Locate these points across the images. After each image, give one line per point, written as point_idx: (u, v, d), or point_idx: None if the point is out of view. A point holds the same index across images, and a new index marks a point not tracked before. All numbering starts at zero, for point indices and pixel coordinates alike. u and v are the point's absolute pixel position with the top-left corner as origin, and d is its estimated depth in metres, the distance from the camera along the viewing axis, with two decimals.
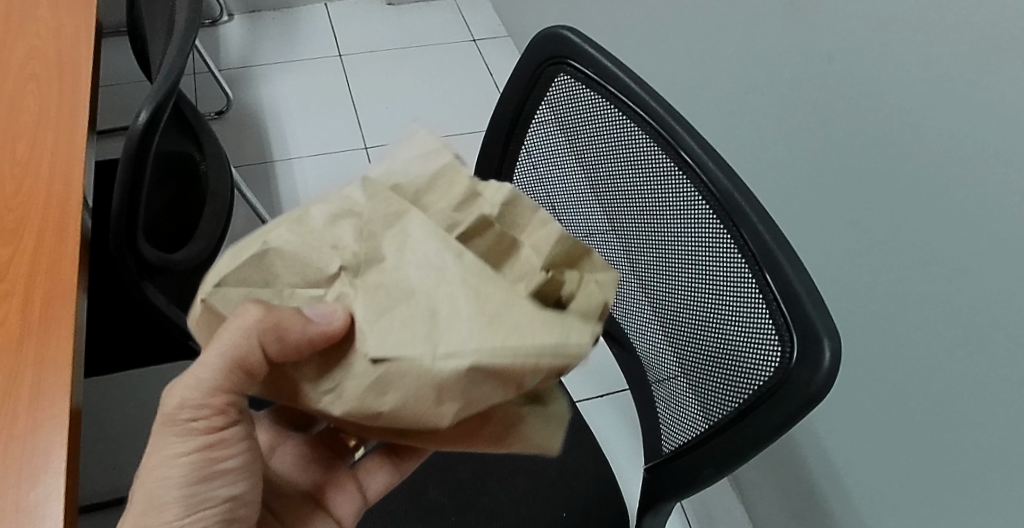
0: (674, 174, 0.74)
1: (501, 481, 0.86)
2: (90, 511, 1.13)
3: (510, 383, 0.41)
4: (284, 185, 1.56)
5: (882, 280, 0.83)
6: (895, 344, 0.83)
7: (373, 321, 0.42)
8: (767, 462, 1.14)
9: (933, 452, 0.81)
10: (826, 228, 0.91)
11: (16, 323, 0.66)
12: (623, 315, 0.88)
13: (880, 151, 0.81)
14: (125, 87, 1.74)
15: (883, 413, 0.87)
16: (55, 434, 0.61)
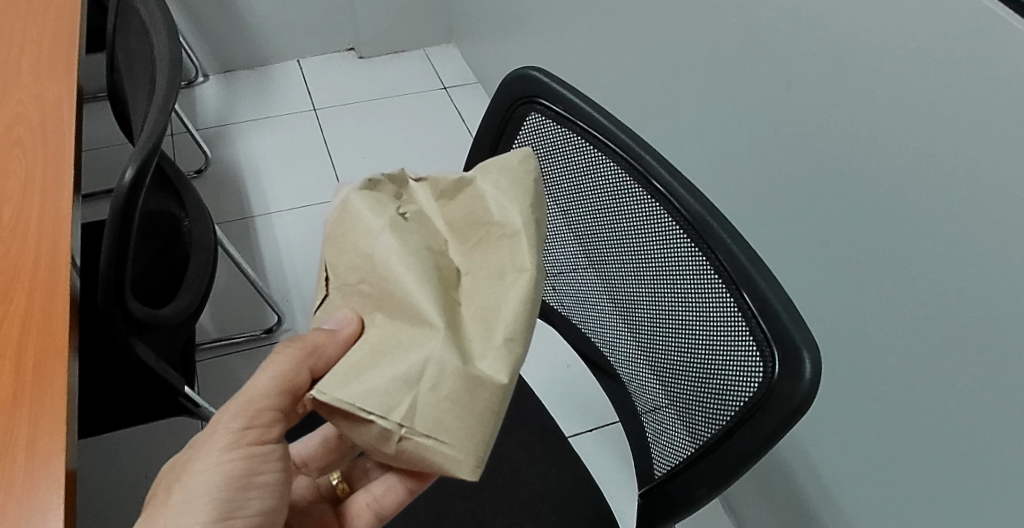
0: (649, 204, 0.77)
1: (499, 517, 0.87)
2: None
3: (496, 267, 0.54)
4: (264, 239, 1.57)
5: (859, 291, 0.87)
6: (879, 354, 0.86)
7: (378, 363, 0.52)
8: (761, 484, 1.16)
9: (930, 457, 0.83)
10: (805, 245, 0.93)
11: (11, 385, 0.67)
12: (607, 345, 0.89)
13: (843, 171, 0.85)
14: (108, 151, 1.76)
15: (875, 422, 0.90)
16: (54, 493, 0.61)
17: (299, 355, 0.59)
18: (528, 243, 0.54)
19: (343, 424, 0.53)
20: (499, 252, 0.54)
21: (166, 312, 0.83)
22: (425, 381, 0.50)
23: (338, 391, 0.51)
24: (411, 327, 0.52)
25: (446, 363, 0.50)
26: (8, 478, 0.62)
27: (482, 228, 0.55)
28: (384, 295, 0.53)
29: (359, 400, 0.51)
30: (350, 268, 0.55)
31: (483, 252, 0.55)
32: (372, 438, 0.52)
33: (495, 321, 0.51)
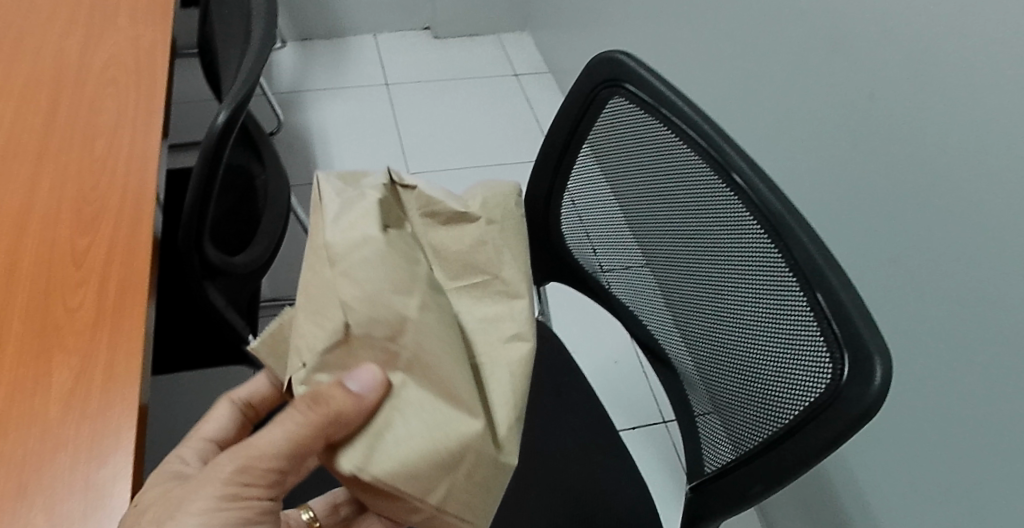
0: (725, 195, 0.76)
1: (543, 497, 0.87)
2: None
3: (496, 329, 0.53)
4: None
5: (931, 309, 0.85)
6: (946, 375, 0.84)
7: (408, 437, 0.48)
8: (805, 499, 1.14)
9: (988, 482, 0.81)
10: (878, 257, 0.92)
11: (92, 310, 0.69)
12: (665, 338, 0.89)
13: (930, 184, 0.83)
14: (186, 106, 1.80)
15: (933, 445, 0.87)
16: (126, 416, 0.63)
17: (321, 422, 0.48)
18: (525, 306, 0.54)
19: (371, 496, 0.50)
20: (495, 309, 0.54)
21: (239, 260, 0.84)
22: (465, 465, 0.49)
23: (374, 465, 0.47)
24: (441, 407, 0.49)
25: (484, 449, 0.49)
26: (84, 397, 0.64)
27: (484, 277, 0.54)
28: (405, 357, 0.49)
29: (396, 478, 0.47)
30: (372, 319, 0.48)
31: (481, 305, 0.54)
32: (399, 510, 0.50)
33: (510, 397, 0.51)
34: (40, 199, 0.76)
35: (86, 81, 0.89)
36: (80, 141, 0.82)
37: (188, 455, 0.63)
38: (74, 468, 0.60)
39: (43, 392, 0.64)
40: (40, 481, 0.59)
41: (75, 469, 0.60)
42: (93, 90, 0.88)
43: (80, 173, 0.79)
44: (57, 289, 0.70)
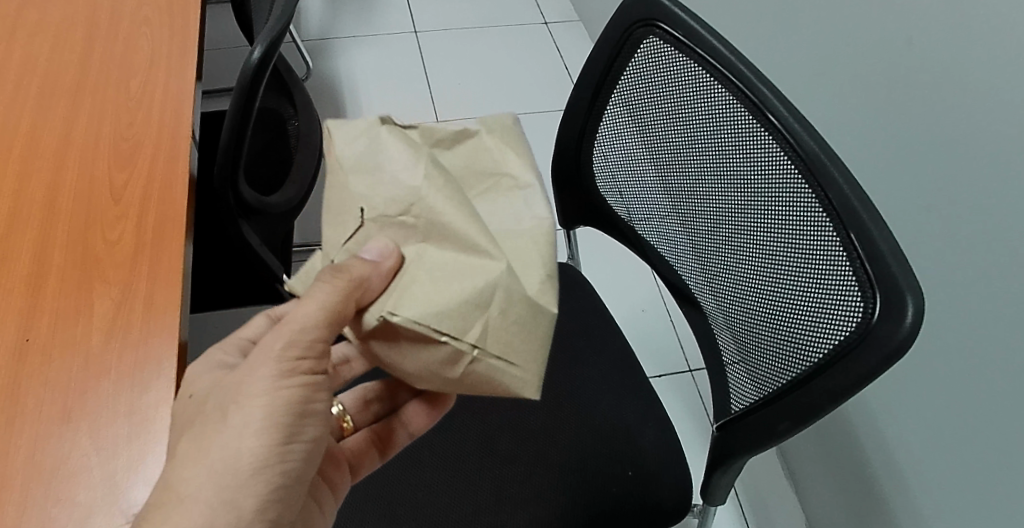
0: (759, 136, 0.75)
1: (569, 436, 0.88)
2: None
3: (518, 210, 0.51)
4: None
5: (960, 258, 0.84)
6: (972, 324, 0.84)
7: (433, 285, 0.49)
8: (829, 447, 1.14)
9: (1007, 435, 0.81)
10: (910, 205, 0.90)
11: (130, 244, 0.70)
12: (695, 281, 0.89)
13: (966, 128, 0.81)
14: (217, 53, 1.80)
15: (957, 394, 0.87)
16: (167, 345, 0.65)
17: (342, 287, 0.51)
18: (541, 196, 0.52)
19: (411, 352, 0.50)
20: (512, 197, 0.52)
21: (273, 200, 0.86)
22: (499, 307, 0.49)
23: (409, 310, 0.49)
24: (467, 259, 0.49)
25: (512, 289, 0.49)
26: (126, 326, 0.65)
27: (492, 175, 0.52)
28: (426, 231, 0.50)
29: (431, 318, 0.49)
30: (389, 199, 0.51)
31: (504, 200, 0.52)
32: (440, 361, 0.50)
33: (528, 259, 0.50)
34: (78, 136, 0.77)
35: (119, 21, 0.89)
36: (115, 79, 0.83)
37: (227, 351, 0.63)
38: (117, 393, 0.62)
39: (85, 321, 0.66)
40: (85, 405, 0.61)
41: (119, 394, 0.62)
42: (126, 30, 0.88)
43: (117, 111, 0.80)
44: (98, 222, 0.71)
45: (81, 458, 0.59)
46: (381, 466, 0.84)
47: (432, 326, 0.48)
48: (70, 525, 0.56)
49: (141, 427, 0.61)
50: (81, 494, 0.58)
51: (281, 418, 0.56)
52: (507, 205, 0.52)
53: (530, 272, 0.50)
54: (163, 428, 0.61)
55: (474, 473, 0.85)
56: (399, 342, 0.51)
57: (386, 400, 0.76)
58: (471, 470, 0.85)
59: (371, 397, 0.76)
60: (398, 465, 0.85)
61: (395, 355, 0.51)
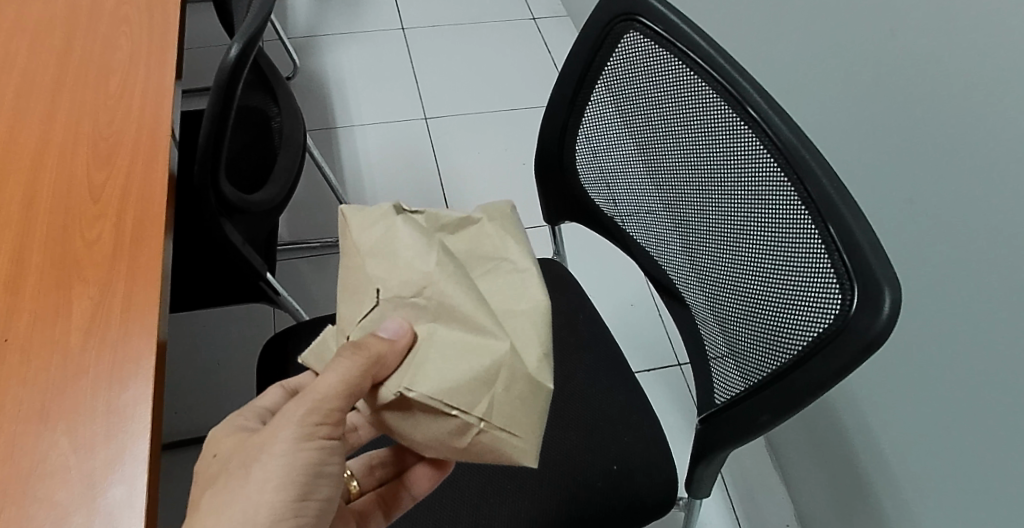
0: (739, 130, 0.75)
1: (554, 430, 0.88)
2: (174, 447, 1.24)
3: (519, 294, 0.52)
4: (345, 150, 1.59)
5: (944, 246, 0.84)
6: (957, 312, 0.84)
7: (441, 364, 0.51)
8: (818, 438, 1.14)
9: (992, 424, 0.81)
10: (894, 196, 0.90)
11: (110, 244, 0.70)
12: (678, 275, 0.89)
13: (947, 116, 0.82)
14: (204, 51, 1.80)
15: (943, 383, 0.87)
16: (145, 345, 0.65)
17: (356, 366, 0.52)
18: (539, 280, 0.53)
19: (420, 429, 0.52)
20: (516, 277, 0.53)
21: (256, 199, 0.86)
22: (503, 381, 0.51)
23: (421, 388, 0.51)
24: (474, 339, 0.51)
25: (516, 367, 0.51)
26: (105, 325, 0.66)
27: (494, 260, 0.53)
28: (434, 313, 0.52)
29: (437, 396, 0.50)
30: (403, 282, 0.52)
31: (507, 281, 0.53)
32: (447, 434, 0.52)
33: (529, 338, 0.51)
34: (57, 135, 0.77)
35: (98, 19, 0.89)
36: (94, 78, 0.83)
37: (248, 418, 0.65)
38: (96, 392, 0.62)
39: (63, 321, 0.66)
40: (63, 405, 0.62)
41: (97, 393, 0.62)
42: (106, 28, 0.88)
43: (96, 109, 0.80)
44: (77, 222, 0.71)
45: (60, 459, 0.59)
46: None
47: (440, 401, 0.50)
48: (48, 524, 0.56)
49: (119, 426, 0.61)
50: (61, 495, 0.58)
51: (299, 478, 0.57)
52: (512, 285, 0.52)
53: (531, 350, 0.51)
54: (142, 427, 0.61)
55: (459, 468, 0.85)
56: (410, 416, 0.53)
57: (391, 466, 0.75)
58: (455, 466, 0.85)
59: (377, 462, 0.75)
60: None
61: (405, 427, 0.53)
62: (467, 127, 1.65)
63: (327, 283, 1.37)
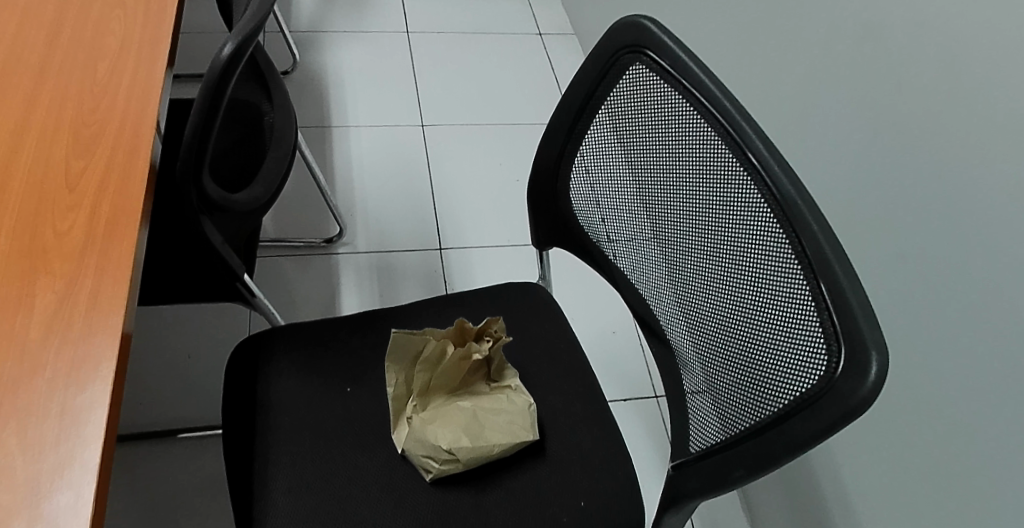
0: (737, 175, 0.73)
1: (528, 459, 0.86)
2: (136, 439, 1.22)
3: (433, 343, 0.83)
4: (338, 149, 1.57)
5: (944, 307, 0.84)
6: (951, 374, 0.84)
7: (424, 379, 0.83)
8: (798, 487, 1.14)
9: (982, 490, 0.80)
10: (898, 253, 0.91)
11: (81, 235, 0.68)
12: (666, 314, 0.87)
13: (956, 180, 0.82)
14: (202, 37, 1.78)
15: (931, 443, 0.87)
16: (108, 344, 0.63)
17: None
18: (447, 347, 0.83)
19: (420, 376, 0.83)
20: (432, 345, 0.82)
21: (239, 198, 0.83)
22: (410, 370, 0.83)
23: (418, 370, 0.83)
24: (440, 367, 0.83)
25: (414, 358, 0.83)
26: (68, 321, 0.63)
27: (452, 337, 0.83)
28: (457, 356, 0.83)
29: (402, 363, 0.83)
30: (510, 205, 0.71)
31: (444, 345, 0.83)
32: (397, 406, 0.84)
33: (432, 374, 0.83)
34: (38, 117, 0.75)
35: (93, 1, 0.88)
36: (82, 62, 0.81)
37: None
38: (53, 390, 0.60)
39: (25, 314, 0.63)
40: (16, 402, 0.59)
41: (54, 391, 0.60)
42: (100, 11, 0.87)
43: (80, 94, 0.78)
44: (49, 209, 0.69)
45: (7, 459, 0.57)
46: (327, 480, 0.82)
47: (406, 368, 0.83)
48: None
49: (71, 429, 0.58)
50: (4, 499, 0.55)
51: None
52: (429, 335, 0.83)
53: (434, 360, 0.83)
54: (95, 431, 0.59)
55: (426, 491, 0.83)
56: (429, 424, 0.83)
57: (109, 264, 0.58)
58: (423, 489, 0.83)
59: None
60: (344, 478, 0.82)
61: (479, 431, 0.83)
62: (464, 137, 1.63)
63: (308, 284, 1.35)
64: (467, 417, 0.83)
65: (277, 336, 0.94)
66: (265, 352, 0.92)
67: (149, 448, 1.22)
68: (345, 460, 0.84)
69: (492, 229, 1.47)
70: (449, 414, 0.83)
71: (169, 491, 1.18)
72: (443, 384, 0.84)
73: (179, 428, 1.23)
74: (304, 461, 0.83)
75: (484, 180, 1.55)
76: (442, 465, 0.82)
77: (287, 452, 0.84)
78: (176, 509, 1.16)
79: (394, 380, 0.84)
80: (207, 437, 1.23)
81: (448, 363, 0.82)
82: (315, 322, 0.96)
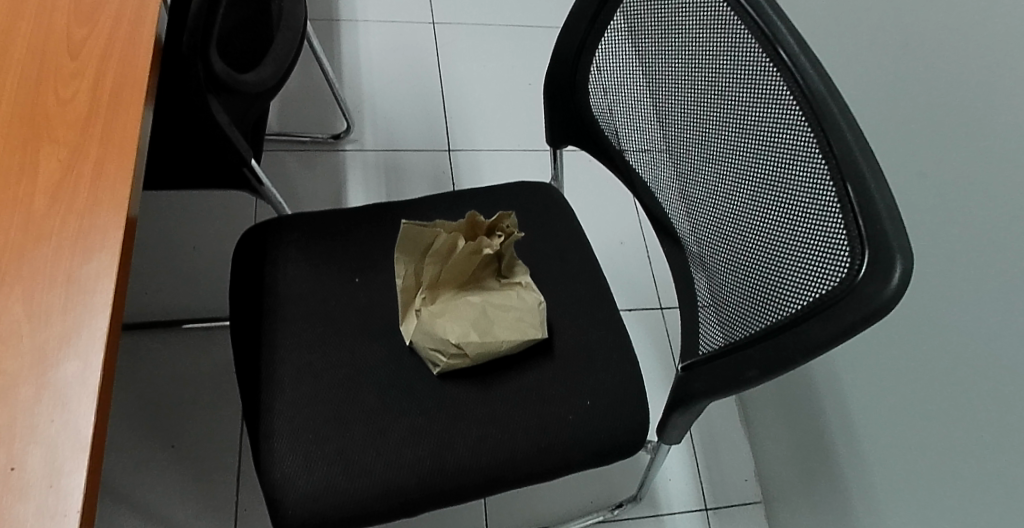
0: (766, 71, 0.69)
1: (534, 358, 0.86)
2: (143, 327, 1.23)
3: (446, 235, 0.81)
4: (346, 44, 1.52)
5: (969, 224, 0.83)
6: (967, 291, 0.83)
7: (435, 269, 0.82)
8: (801, 401, 1.15)
9: (984, 406, 0.80)
10: (928, 166, 0.88)
11: (85, 103, 0.65)
12: (685, 217, 0.85)
13: (997, 91, 0.79)
14: None
15: (938, 359, 0.87)
16: (114, 216, 0.61)
17: None
18: (459, 239, 0.81)
19: (431, 268, 0.82)
20: (444, 238, 0.80)
21: (248, 79, 0.80)
22: (422, 261, 0.82)
23: (429, 261, 0.81)
24: (451, 260, 0.81)
25: (426, 249, 0.81)
26: (73, 190, 0.61)
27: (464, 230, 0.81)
28: (470, 249, 0.81)
29: (412, 254, 0.81)
30: None
31: (456, 238, 0.81)
32: (405, 296, 0.83)
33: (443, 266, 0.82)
34: None
35: None
36: None
37: None
38: (60, 259, 0.58)
39: (29, 181, 0.61)
40: (21, 269, 0.58)
41: (61, 260, 0.58)
42: None
43: None
44: (50, 75, 0.66)
45: (13, 325, 0.56)
46: (333, 368, 0.82)
47: (416, 259, 0.82)
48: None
49: (77, 298, 0.57)
50: (10, 364, 0.54)
51: None
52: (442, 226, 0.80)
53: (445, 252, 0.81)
54: (103, 301, 0.57)
55: (431, 384, 0.83)
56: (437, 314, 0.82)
57: None
58: (428, 382, 0.83)
59: None
60: (350, 368, 0.82)
61: (488, 325, 0.82)
62: (476, 38, 1.57)
63: (313, 182, 1.33)
64: (476, 312, 0.82)
65: (285, 225, 0.92)
66: (273, 241, 0.91)
67: (155, 337, 1.22)
68: (352, 351, 0.83)
69: (503, 134, 1.44)
70: (459, 307, 0.82)
71: (175, 378, 1.19)
72: (451, 278, 0.83)
73: (184, 319, 1.24)
74: (311, 349, 0.83)
75: (497, 85, 1.51)
76: (449, 359, 0.81)
77: (293, 340, 0.83)
78: (182, 398, 1.18)
79: (403, 271, 0.82)
80: (212, 330, 1.24)
81: (460, 256, 0.81)
82: (323, 213, 0.95)
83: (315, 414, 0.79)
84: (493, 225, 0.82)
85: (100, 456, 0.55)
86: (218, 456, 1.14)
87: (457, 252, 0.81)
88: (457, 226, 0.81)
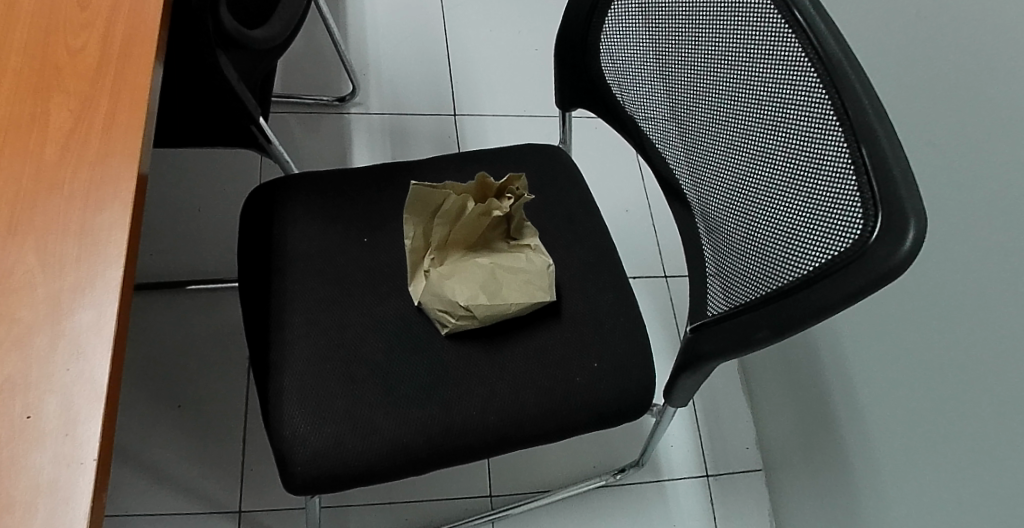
0: (781, 32, 0.68)
1: (543, 320, 0.86)
2: (150, 288, 1.23)
3: (454, 196, 0.80)
4: (353, 6, 1.50)
5: (977, 189, 0.82)
6: (973, 257, 0.83)
7: (443, 231, 0.82)
8: (805, 370, 1.16)
9: (986, 372, 0.81)
10: (940, 132, 0.88)
11: (96, 54, 0.65)
12: (696, 182, 0.85)
13: (1012, 55, 0.78)
14: None
15: (942, 325, 0.87)
16: (125, 168, 0.60)
17: None
18: (467, 200, 0.80)
19: (439, 229, 0.82)
20: (452, 199, 0.80)
21: (258, 35, 0.79)
22: (430, 222, 0.82)
23: (437, 222, 0.81)
24: (459, 221, 0.81)
25: (433, 209, 0.81)
26: (83, 140, 0.61)
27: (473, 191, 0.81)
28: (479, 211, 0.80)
29: (420, 214, 0.81)
30: None
31: (465, 199, 0.80)
32: (414, 257, 0.83)
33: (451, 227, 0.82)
34: None
35: None
36: None
37: None
38: (71, 210, 0.58)
39: (40, 131, 0.61)
40: (32, 219, 0.57)
41: (72, 211, 0.58)
42: None
43: None
44: (60, 25, 0.66)
45: (25, 274, 0.55)
46: (342, 326, 0.82)
47: (424, 219, 0.81)
48: (9, 342, 0.53)
49: (91, 248, 0.57)
50: (24, 312, 0.54)
51: None
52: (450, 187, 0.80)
53: (453, 213, 0.81)
54: (114, 252, 0.57)
55: (439, 344, 0.83)
56: (446, 275, 0.82)
57: None
58: (437, 342, 0.83)
59: None
60: (358, 327, 0.82)
61: (496, 287, 0.82)
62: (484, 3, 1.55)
63: (318, 146, 1.32)
64: (485, 274, 0.82)
65: (294, 185, 0.92)
66: (281, 200, 0.91)
67: (162, 299, 1.23)
68: (361, 310, 0.83)
69: (510, 100, 1.43)
70: (467, 269, 0.82)
71: (182, 340, 1.20)
72: (460, 239, 0.83)
73: (190, 281, 1.24)
74: (320, 309, 0.83)
75: (504, 50, 1.49)
76: (457, 320, 0.82)
77: (302, 298, 0.84)
78: (189, 359, 1.19)
79: (411, 232, 0.82)
80: (219, 292, 1.24)
81: (468, 217, 0.81)
82: (332, 173, 0.94)
83: (324, 371, 0.79)
84: (503, 187, 0.81)
85: (113, 405, 0.55)
86: (224, 416, 1.15)
87: (465, 213, 0.81)
88: (466, 187, 0.80)
